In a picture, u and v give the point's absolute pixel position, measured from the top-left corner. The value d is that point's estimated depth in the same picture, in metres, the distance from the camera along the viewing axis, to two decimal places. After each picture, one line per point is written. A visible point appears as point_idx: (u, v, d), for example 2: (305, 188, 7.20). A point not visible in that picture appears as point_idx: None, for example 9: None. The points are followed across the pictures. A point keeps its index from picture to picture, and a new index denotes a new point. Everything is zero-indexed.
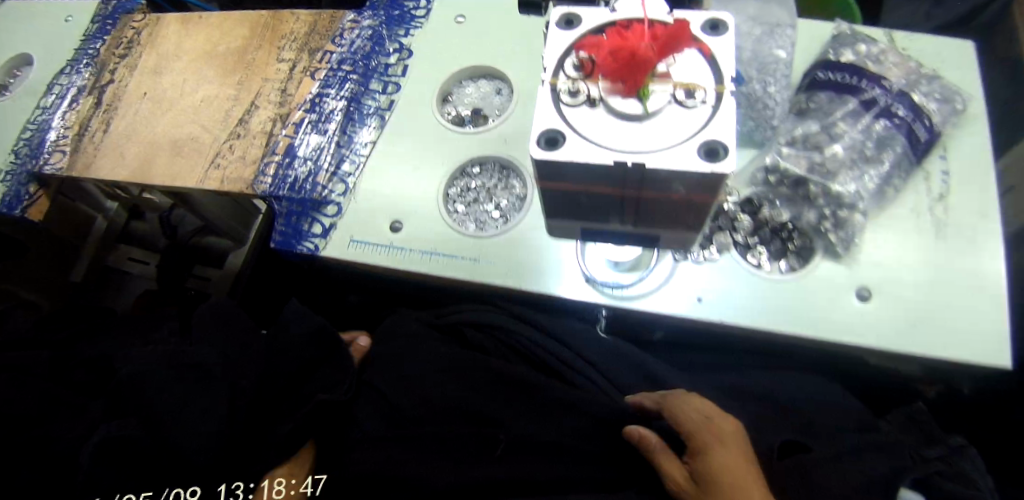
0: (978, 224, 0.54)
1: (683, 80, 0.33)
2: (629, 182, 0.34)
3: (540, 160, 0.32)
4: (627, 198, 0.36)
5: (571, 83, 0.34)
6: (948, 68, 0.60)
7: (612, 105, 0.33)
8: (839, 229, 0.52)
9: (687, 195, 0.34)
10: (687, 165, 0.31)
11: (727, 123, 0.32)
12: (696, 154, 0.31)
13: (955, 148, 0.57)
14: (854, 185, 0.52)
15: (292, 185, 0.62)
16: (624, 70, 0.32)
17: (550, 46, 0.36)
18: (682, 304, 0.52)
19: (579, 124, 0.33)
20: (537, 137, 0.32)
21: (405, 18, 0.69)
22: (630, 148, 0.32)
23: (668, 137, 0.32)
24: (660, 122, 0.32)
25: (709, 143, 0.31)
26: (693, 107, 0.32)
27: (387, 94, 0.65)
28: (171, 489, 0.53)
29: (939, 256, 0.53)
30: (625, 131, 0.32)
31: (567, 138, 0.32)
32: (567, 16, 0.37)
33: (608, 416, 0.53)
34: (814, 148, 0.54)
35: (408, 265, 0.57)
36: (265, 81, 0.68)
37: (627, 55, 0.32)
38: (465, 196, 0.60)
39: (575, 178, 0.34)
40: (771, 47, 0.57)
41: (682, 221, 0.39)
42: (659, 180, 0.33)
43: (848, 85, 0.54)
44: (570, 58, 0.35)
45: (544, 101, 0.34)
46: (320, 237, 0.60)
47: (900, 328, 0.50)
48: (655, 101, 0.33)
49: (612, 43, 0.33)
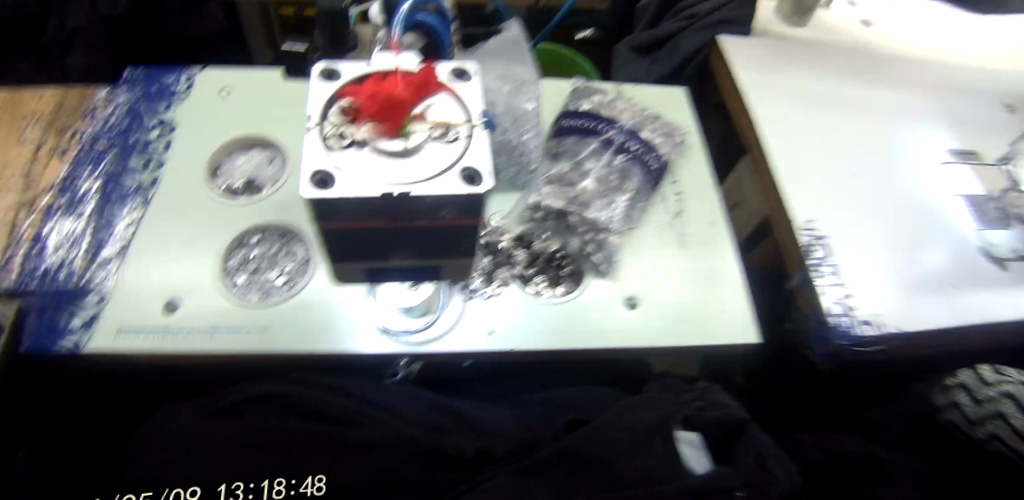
0: (711, 230, 0.65)
1: (438, 119, 0.40)
2: (402, 211, 0.38)
3: (313, 198, 0.35)
4: (408, 229, 0.40)
5: (337, 132, 0.38)
6: (669, 111, 0.73)
7: (379, 146, 0.37)
8: (600, 250, 0.60)
9: (452, 219, 0.39)
10: (452, 189, 0.36)
11: (479, 151, 0.38)
12: (458, 180, 0.36)
13: (683, 171, 0.69)
14: (607, 213, 0.61)
15: (44, 276, 0.55)
16: (385, 115, 0.38)
17: (311, 98, 0.40)
18: (476, 339, 0.55)
19: (346, 165, 0.36)
20: (309, 179, 0.35)
21: (164, 94, 0.66)
22: (403, 181, 0.36)
23: (429, 168, 0.37)
24: (424, 155, 0.37)
25: (469, 169, 0.37)
26: (450, 142, 0.38)
27: (150, 171, 0.61)
28: (171, 489, 0.46)
29: (687, 261, 0.63)
30: (391, 165, 0.37)
31: (338, 177, 0.35)
32: (328, 72, 0.42)
33: (424, 444, 0.50)
34: (569, 184, 0.62)
35: (185, 344, 0.52)
36: (1, 165, 0.60)
37: (385, 104, 0.38)
38: (246, 266, 0.57)
39: (347, 212, 0.37)
40: (521, 101, 0.63)
41: (457, 249, 0.44)
42: (427, 204, 0.37)
43: (588, 129, 0.63)
44: (334, 108, 0.40)
45: (311, 147, 0.37)
46: (81, 331, 0.53)
47: (666, 325, 0.58)
48: (414, 138, 0.38)
49: (369, 90, 0.39)
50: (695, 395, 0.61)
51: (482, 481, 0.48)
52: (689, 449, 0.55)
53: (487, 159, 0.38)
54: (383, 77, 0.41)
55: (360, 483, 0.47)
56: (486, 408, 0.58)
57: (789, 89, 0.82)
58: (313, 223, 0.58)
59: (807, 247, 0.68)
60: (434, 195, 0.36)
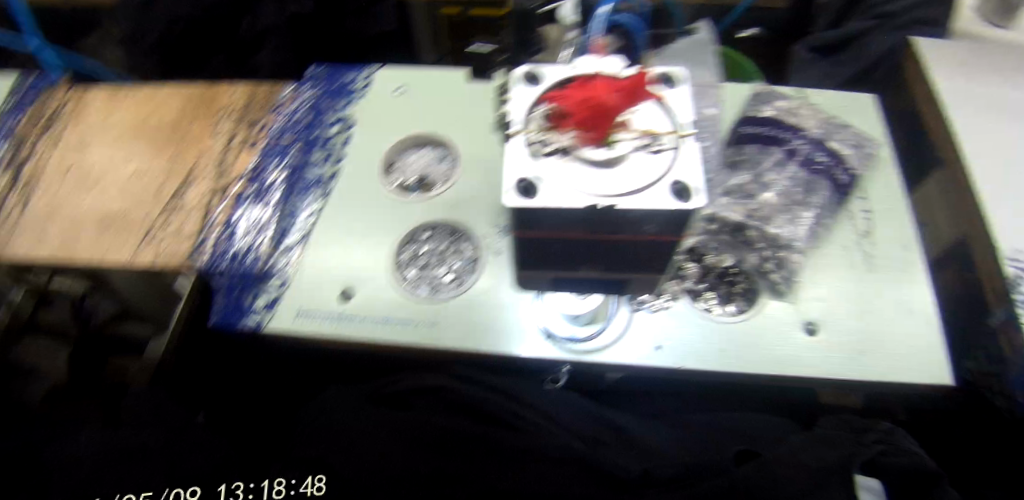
0: (903, 255, 0.59)
1: (644, 128, 0.36)
2: (602, 224, 0.34)
3: (519, 207, 0.33)
4: (607, 241, 0.36)
5: (540, 136, 0.35)
6: (856, 118, 0.66)
7: (583, 153, 0.34)
8: (780, 269, 0.55)
9: (655, 235, 0.35)
10: (658, 205, 0.33)
11: (686, 164, 0.34)
12: (668, 194, 0.33)
13: (871, 187, 0.62)
14: (788, 229, 0.56)
15: (233, 258, 0.60)
16: (592, 120, 0.34)
17: (516, 99, 0.37)
18: (640, 352, 0.52)
19: (551, 172, 0.34)
20: (513, 187, 0.33)
21: (344, 90, 0.69)
22: (603, 194, 0.33)
23: (636, 180, 0.33)
24: (630, 166, 0.34)
25: (677, 183, 0.33)
26: (657, 151, 0.35)
27: (330, 164, 0.64)
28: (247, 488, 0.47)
29: (875, 287, 0.57)
30: (597, 176, 0.33)
31: (543, 188, 0.33)
32: (531, 72, 0.38)
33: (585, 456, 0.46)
34: (748, 196, 0.58)
35: (353, 333, 0.54)
36: (201, 154, 0.66)
37: (594, 105, 0.33)
38: (415, 260, 0.58)
39: (549, 224, 0.35)
40: (703, 106, 0.59)
41: (649, 264, 0.39)
42: (631, 218, 0.34)
43: (771, 138, 0.60)
44: (536, 111, 0.36)
45: (516, 151, 0.35)
46: (263, 312, 0.57)
47: (847, 357, 0.53)
48: (622, 147, 0.34)
49: (579, 93, 0.34)
50: (877, 436, 0.50)
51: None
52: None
53: (695, 173, 0.34)
54: (589, 79, 0.36)
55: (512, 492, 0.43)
56: (643, 426, 0.54)
57: (1001, 98, 0.70)
58: (483, 223, 0.59)
59: (1014, 280, 0.58)
60: (640, 209, 0.33)
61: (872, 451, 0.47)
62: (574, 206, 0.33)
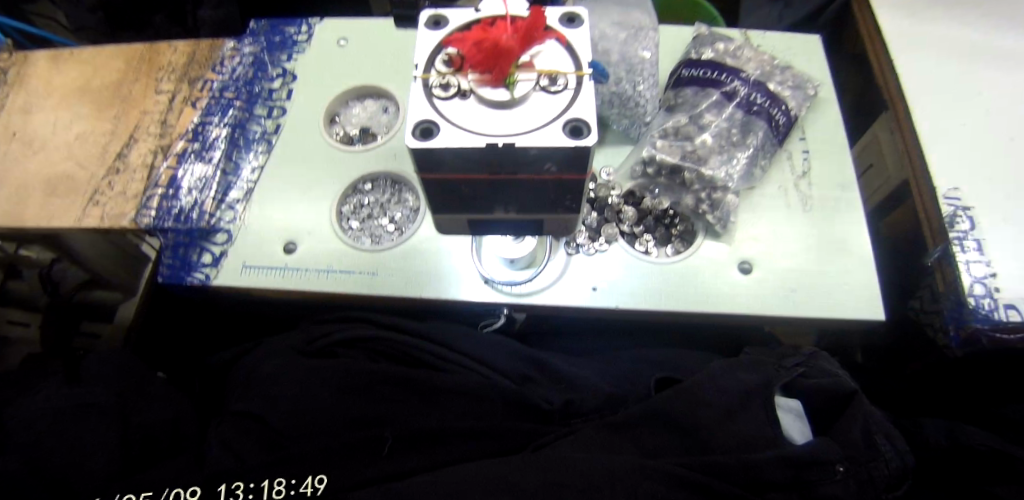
0: (839, 194, 0.60)
1: (545, 68, 0.36)
2: (503, 164, 0.35)
3: (418, 151, 0.33)
4: (513, 182, 0.37)
5: (441, 77, 0.35)
6: (799, 60, 0.66)
7: (483, 94, 0.34)
8: (715, 209, 0.56)
9: (558, 174, 0.36)
10: (553, 143, 0.33)
11: (584, 102, 0.34)
12: (562, 132, 0.33)
13: (811, 129, 0.63)
14: (724, 169, 0.56)
15: (176, 216, 0.59)
16: (489, 60, 0.35)
17: (420, 45, 0.37)
18: (579, 295, 0.54)
19: (450, 114, 0.34)
20: (412, 128, 0.33)
21: (286, 44, 0.68)
22: (501, 134, 0.33)
23: (533, 120, 0.34)
24: (527, 107, 0.34)
25: (573, 121, 0.33)
26: (557, 91, 0.35)
27: (274, 119, 0.64)
28: (171, 489, 0.43)
29: (810, 227, 0.58)
30: (495, 116, 0.34)
31: (442, 128, 0.33)
32: (434, 16, 0.38)
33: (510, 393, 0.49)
34: (686, 138, 0.58)
35: (296, 283, 0.55)
36: (143, 114, 0.65)
37: (489, 46, 0.35)
38: (358, 212, 0.59)
39: (451, 167, 0.35)
40: (637, 48, 0.58)
41: (561, 204, 0.40)
42: (531, 158, 0.34)
43: (709, 80, 0.59)
44: (439, 56, 0.37)
45: (418, 95, 0.35)
46: (211, 267, 0.58)
47: (780, 293, 0.55)
48: (521, 88, 0.35)
49: (475, 37, 0.36)
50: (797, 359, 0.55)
51: (568, 433, 0.47)
52: (791, 418, 0.50)
53: (592, 111, 0.34)
54: (491, 24, 0.38)
55: (439, 430, 0.46)
56: (576, 363, 0.57)
57: (939, 41, 0.71)
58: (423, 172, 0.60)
59: (949, 218, 0.60)
60: (536, 148, 0.33)
61: (791, 374, 0.52)
62: (471, 146, 0.33)
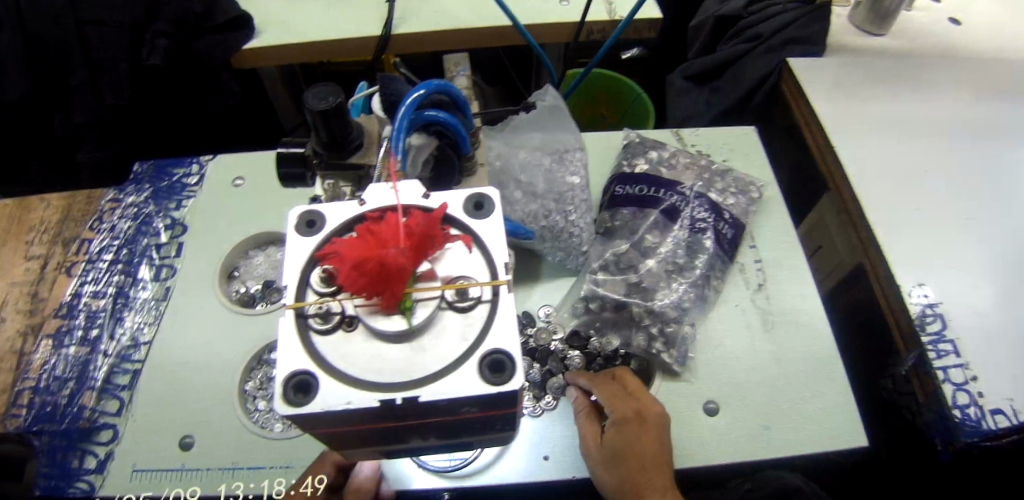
0: (799, 305, 0.56)
1: (450, 275, 0.29)
2: (408, 415, 0.28)
3: (291, 416, 0.26)
4: (425, 424, 0.29)
5: (319, 304, 0.29)
6: (736, 157, 0.63)
7: (373, 327, 0.28)
8: (670, 348, 0.50)
9: (479, 413, 0.28)
10: (465, 388, 0.26)
11: (503, 324, 0.28)
12: (478, 370, 0.27)
13: (760, 233, 0.59)
14: (673, 298, 0.51)
15: (51, 415, 0.50)
16: (375, 283, 0.27)
17: (288, 260, 0.30)
18: (527, 465, 0.46)
19: (333, 356, 0.28)
20: (284, 385, 0.27)
21: (174, 189, 0.61)
22: (397, 382, 0.27)
23: (437, 357, 0.28)
24: (432, 337, 0.28)
25: (494, 354, 0.27)
26: (467, 309, 0.29)
27: (161, 280, 0.56)
28: None
29: (773, 347, 0.53)
30: (390, 353, 0.28)
31: (322, 381, 0.27)
32: (307, 215, 0.32)
33: None
34: (629, 267, 0.53)
35: (192, 488, 0.46)
36: (11, 286, 0.56)
37: (374, 267, 0.27)
38: (266, 387, 0.51)
39: (336, 421, 0.28)
40: (563, 174, 0.54)
41: (491, 429, 0.32)
42: (443, 407, 0.27)
43: (647, 197, 0.55)
44: (317, 272, 0.30)
45: (289, 332, 0.29)
46: (96, 472, 0.48)
47: (754, 433, 0.49)
48: (422, 315, 0.28)
49: (357, 251, 0.28)
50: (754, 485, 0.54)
51: None
52: None
53: (515, 336, 0.28)
54: (378, 221, 0.31)
55: None
56: None
57: (876, 119, 0.69)
58: None
59: (919, 320, 0.56)
60: (446, 398, 0.26)
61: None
62: (358, 404, 0.26)
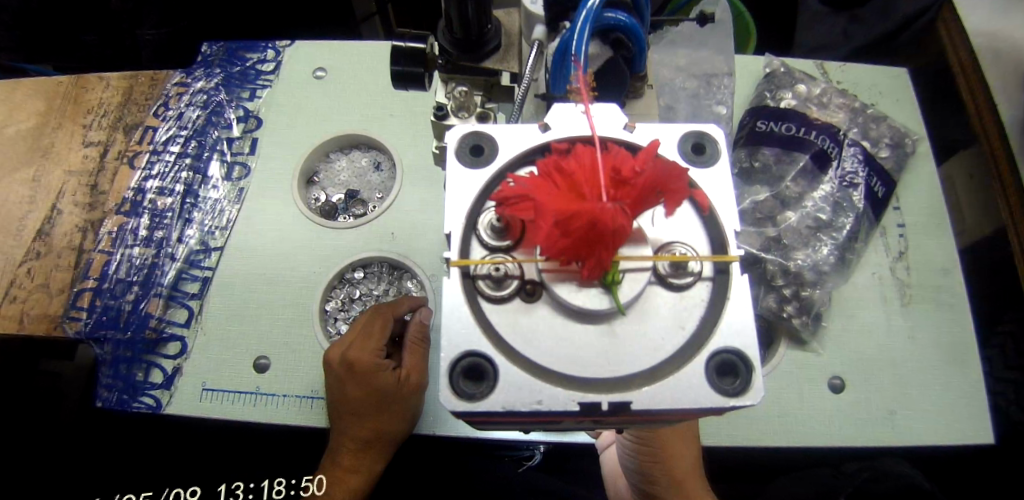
0: (942, 281, 0.49)
1: (661, 240, 0.24)
2: (597, 419, 0.22)
3: (461, 412, 0.21)
4: (599, 423, 0.24)
5: (493, 266, 0.23)
6: (887, 102, 0.54)
7: (567, 301, 0.22)
8: (802, 313, 0.45)
9: (684, 418, 0.23)
10: (692, 397, 0.21)
11: (731, 315, 0.22)
12: (707, 371, 0.21)
13: (906, 194, 0.52)
14: (815, 259, 0.45)
15: (114, 321, 0.46)
16: (580, 247, 0.20)
17: (451, 197, 0.24)
18: None
19: (507, 333, 0.22)
20: (452, 370, 0.21)
21: (247, 76, 0.54)
22: (597, 378, 0.22)
23: (647, 351, 0.22)
24: (639, 322, 0.22)
25: (722, 354, 0.22)
26: (685, 288, 0.23)
27: (233, 180, 0.50)
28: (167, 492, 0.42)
29: (908, 325, 0.47)
30: (586, 336, 0.22)
31: (502, 368, 0.21)
32: (473, 139, 0.25)
33: None
34: (767, 218, 0.46)
35: (283, 416, 0.43)
36: (67, 174, 0.51)
37: (583, 225, 0.20)
38: (347, 310, 0.47)
39: (506, 417, 0.22)
40: (710, 102, 0.46)
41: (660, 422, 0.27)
42: (648, 414, 0.22)
43: (795, 139, 0.47)
44: (486, 217, 0.24)
45: (454, 295, 0.22)
46: (162, 388, 0.44)
47: (876, 417, 0.44)
48: (630, 291, 0.22)
49: (556, 199, 0.21)
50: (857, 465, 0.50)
51: None
52: None
53: (750, 332, 0.22)
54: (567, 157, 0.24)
55: None
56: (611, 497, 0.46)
57: None
58: (435, 262, 0.46)
59: None
60: (668, 409, 0.21)
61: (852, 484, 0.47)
62: (550, 406, 0.21)
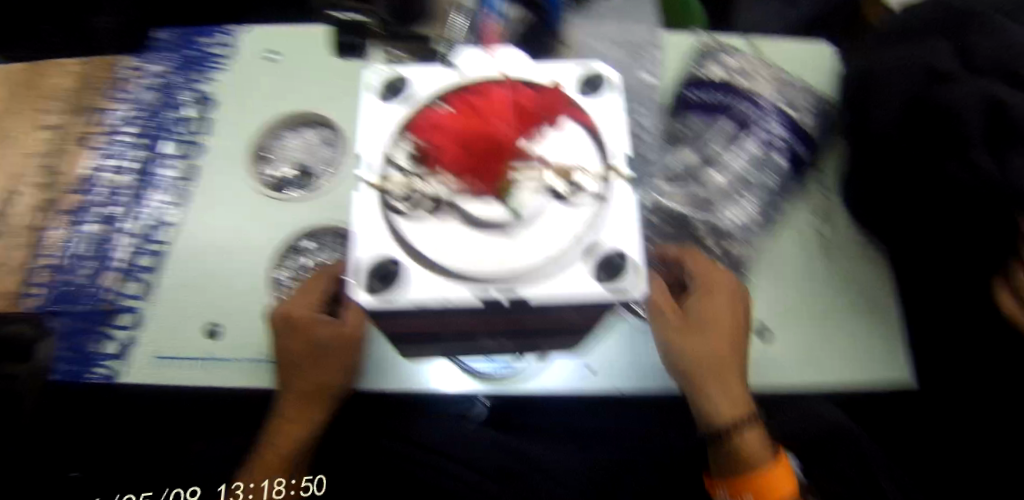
0: (862, 239, 0.52)
1: (557, 162, 0.26)
2: (498, 314, 0.26)
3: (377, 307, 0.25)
4: (508, 323, 0.29)
5: (407, 185, 0.25)
6: (811, 74, 0.57)
7: (470, 213, 0.25)
8: (730, 267, 0.48)
9: (579, 315, 0.28)
10: (579, 288, 0.24)
11: (613, 220, 0.26)
12: (591, 269, 0.25)
13: (830, 160, 0.55)
14: (740, 217, 0.49)
15: (70, 295, 0.48)
16: (480, 160, 0.24)
17: (371, 132, 0.27)
18: (569, 376, 0.44)
19: (420, 242, 0.25)
20: (367, 272, 0.25)
21: (200, 59, 0.55)
22: (496, 278, 0.24)
23: (540, 256, 0.25)
24: (536, 233, 0.25)
25: (607, 255, 0.25)
26: (576, 203, 0.26)
27: (187, 159, 0.52)
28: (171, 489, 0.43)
29: (832, 280, 0.50)
30: (490, 246, 0.25)
31: (412, 268, 0.25)
32: (389, 82, 0.29)
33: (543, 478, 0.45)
34: (695, 181, 0.49)
35: (237, 379, 0.45)
36: (21, 157, 0.52)
37: (482, 141, 0.24)
38: (300, 279, 0.48)
39: (421, 313, 0.26)
40: (636, 70, 0.53)
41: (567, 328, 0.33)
42: (543, 308, 0.26)
43: (720, 107, 0.50)
44: (401, 148, 0.27)
45: (371, 212, 0.26)
46: (117, 358, 0.45)
47: (799, 364, 0.47)
48: (526, 202, 0.25)
49: (460, 122, 0.25)
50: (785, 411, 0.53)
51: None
52: None
53: (633, 238, 0.26)
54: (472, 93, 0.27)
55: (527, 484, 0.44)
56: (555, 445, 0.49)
57: None
58: None
59: None
60: (555, 297, 0.24)
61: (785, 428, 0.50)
62: (456, 299, 0.24)
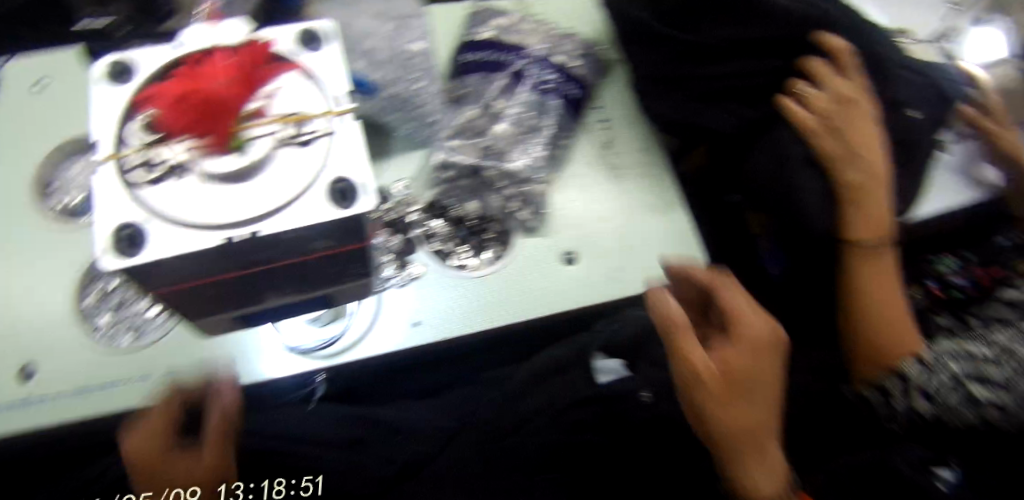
0: (646, 158, 0.58)
1: (285, 113, 0.29)
2: (248, 254, 0.28)
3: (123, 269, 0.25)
4: (277, 271, 0.32)
5: (144, 155, 0.27)
6: (579, 21, 0.63)
7: (205, 167, 0.27)
8: (525, 205, 0.53)
9: (331, 247, 0.31)
10: (315, 216, 0.27)
11: (347, 153, 0.28)
12: (324, 198, 0.27)
13: (607, 96, 0.61)
14: (527, 160, 0.54)
15: None
16: (203, 119, 0.27)
17: (96, 113, 0.28)
18: (396, 332, 0.48)
19: (159, 201, 0.26)
20: (111, 239, 0.25)
21: None
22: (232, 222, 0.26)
23: (274, 197, 0.27)
24: (270, 173, 0.27)
25: (340, 183, 0.27)
26: (306, 142, 0.28)
27: None
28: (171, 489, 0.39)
29: (623, 198, 0.56)
30: (226, 195, 0.27)
31: (151, 228, 0.26)
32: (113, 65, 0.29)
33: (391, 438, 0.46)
34: (480, 133, 0.55)
35: (54, 416, 0.44)
36: None
37: (201, 101, 0.27)
38: (107, 302, 0.48)
39: (171, 272, 0.28)
40: (406, 40, 0.56)
41: (342, 276, 0.36)
42: (289, 241, 0.28)
43: (492, 64, 0.55)
44: (135, 123, 0.28)
45: (108, 184, 0.27)
46: None
47: (606, 278, 0.52)
48: (257, 147, 0.27)
49: (181, 91, 0.28)
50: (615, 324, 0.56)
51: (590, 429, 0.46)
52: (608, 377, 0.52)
53: (363, 164, 0.28)
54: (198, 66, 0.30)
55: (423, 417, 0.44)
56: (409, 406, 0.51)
57: None
58: None
59: None
60: (289, 231, 0.27)
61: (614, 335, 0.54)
62: (195, 246, 0.26)
